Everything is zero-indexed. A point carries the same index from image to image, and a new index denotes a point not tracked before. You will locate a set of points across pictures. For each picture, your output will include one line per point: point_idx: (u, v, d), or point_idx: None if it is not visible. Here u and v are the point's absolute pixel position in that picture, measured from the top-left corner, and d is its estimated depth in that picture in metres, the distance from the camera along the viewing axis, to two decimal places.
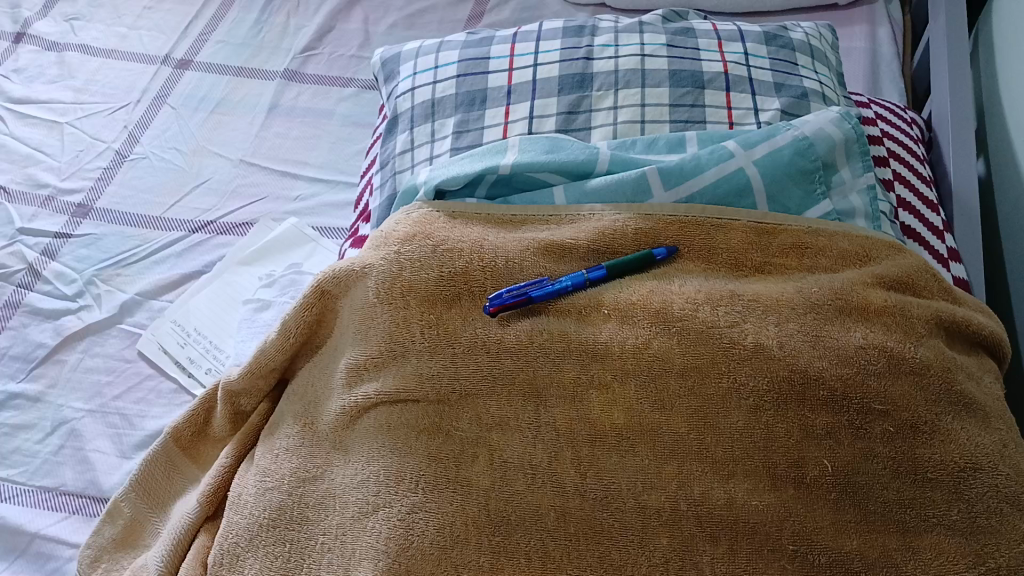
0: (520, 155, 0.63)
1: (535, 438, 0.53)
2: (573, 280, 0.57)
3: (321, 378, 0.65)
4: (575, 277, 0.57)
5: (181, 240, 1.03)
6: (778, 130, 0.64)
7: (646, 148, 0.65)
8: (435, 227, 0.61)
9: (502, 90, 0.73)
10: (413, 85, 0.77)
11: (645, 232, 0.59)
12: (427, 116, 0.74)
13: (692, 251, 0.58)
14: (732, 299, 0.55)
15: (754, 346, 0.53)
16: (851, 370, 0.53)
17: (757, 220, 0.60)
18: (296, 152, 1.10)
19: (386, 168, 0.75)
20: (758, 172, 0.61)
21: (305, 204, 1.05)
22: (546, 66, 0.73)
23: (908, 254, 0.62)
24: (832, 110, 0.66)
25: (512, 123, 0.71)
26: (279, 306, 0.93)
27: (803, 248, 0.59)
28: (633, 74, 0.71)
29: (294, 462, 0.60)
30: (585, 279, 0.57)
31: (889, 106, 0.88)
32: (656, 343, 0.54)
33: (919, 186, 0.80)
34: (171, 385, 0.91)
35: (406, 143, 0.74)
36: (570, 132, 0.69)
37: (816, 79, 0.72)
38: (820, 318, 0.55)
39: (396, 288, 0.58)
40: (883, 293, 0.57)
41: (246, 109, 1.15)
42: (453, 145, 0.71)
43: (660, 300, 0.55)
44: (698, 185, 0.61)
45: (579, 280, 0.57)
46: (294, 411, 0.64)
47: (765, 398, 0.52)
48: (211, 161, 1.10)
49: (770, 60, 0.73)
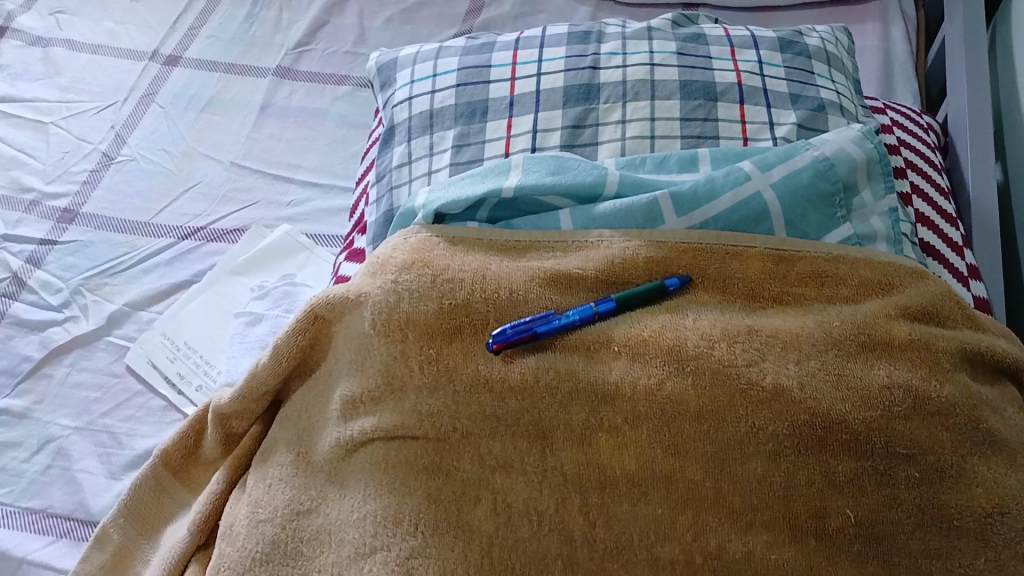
0: (524, 177, 0.59)
1: (541, 482, 0.51)
2: (580, 312, 0.54)
3: (316, 407, 0.62)
4: (582, 309, 0.54)
5: (170, 247, 0.99)
6: (797, 148, 0.59)
7: (656, 167, 0.61)
8: (434, 255, 0.57)
9: (503, 101, 0.69)
10: (411, 94, 0.73)
11: (656, 261, 0.55)
12: (425, 127, 0.71)
13: (705, 281, 0.55)
14: (749, 335, 0.52)
15: (774, 388, 0.50)
16: (876, 414, 0.50)
17: (775, 246, 0.56)
18: (289, 154, 1.07)
19: (383, 182, 0.71)
20: (775, 197, 0.57)
21: (299, 209, 1.01)
22: (550, 76, 0.69)
23: (931, 280, 0.59)
24: (853, 127, 0.61)
25: (515, 137, 0.67)
26: (272, 320, 0.88)
27: (822, 277, 0.56)
28: (642, 84, 0.67)
29: (289, 494, 0.58)
30: (593, 313, 0.54)
31: (905, 111, 0.85)
32: (669, 384, 0.51)
33: (936, 199, 0.76)
34: (161, 403, 0.88)
35: (404, 155, 0.71)
36: (576, 148, 0.65)
37: (833, 89, 0.69)
38: (842, 355, 0.52)
39: (393, 320, 0.55)
40: (906, 325, 0.54)
41: (238, 108, 1.11)
42: (452, 160, 0.68)
43: (672, 337, 0.52)
44: (712, 211, 0.57)
45: (586, 313, 0.54)
46: (286, 437, 0.61)
47: (785, 444, 0.49)
48: (202, 163, 1.06)
49: (785, 69, 0.69)
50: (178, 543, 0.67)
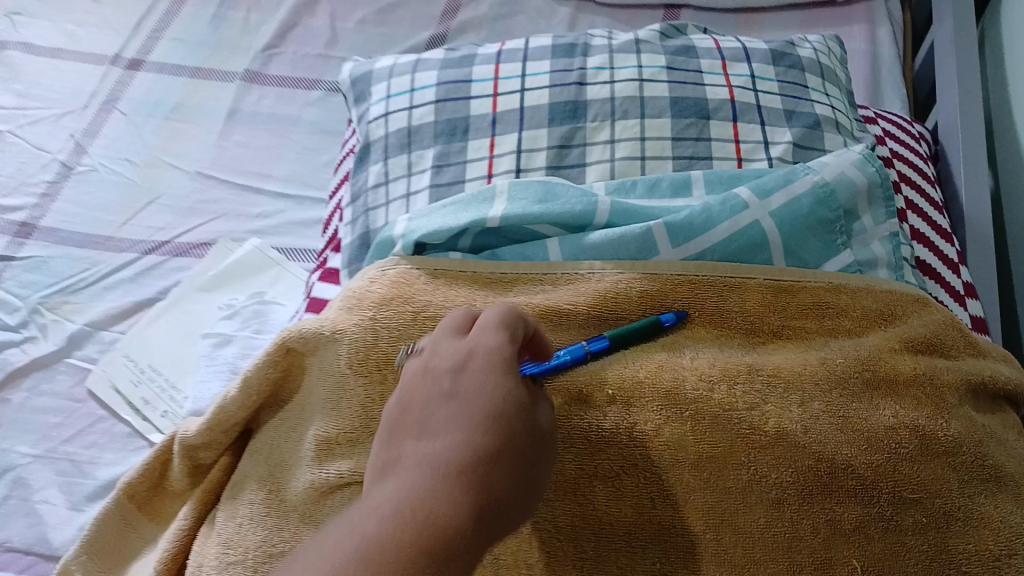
0: (510, 205, 0.56)
1: (532, 534, 0.48)
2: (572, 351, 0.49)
3: (287, 441, 0.61)
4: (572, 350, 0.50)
5: (134, 263, 0.95)
6: (797, 173, 0.57)
7: (647, 191, 0.59)
8: (416, 289, 0.54)
9: (486, 118, 0.66)
10: (387, 109, 0.69)
11: (650, 295, 0.52)
12: (402, 145, 0.67)
13: (702, 315, 0.52)
14: (749, 375, 0.49)
15: (776, 433, 0.48)
16: (883, 457, 0.48)
17: (774, 277, 0.54)
18: (259, 162, 1.02)
19: (358, 203, 0.68)
20: (775, 226, 0.54)
21: (268, 222, 0.97)
22: (535, 92, 0.66)
23: (933, 307, 0.56)
24: (853, 150, 0.59)
25: (499, 157, 0.64)
26: (242, 341, 0.85)
27: (822, 309, 0.53)
28: (631, 102, 0.64)
29: (260, 535, 0.57)
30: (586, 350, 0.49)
31: (896, 121, 0.82)
32: (667, 430, 0.48)
33: (931, 213, 0.74)
34: (126, 430, 0.83)
35: (380, 175, 0.67)
36: (562, 170, 0.63)
37: (828, 104, 0.67)
38: (846, 395, 0.49)
39: (371, 360, 0.52)
40: (911, 359, 0.52)
41: (204, 115, 1.07)
42: (432, 181, 0.64)
43: (670, 379, 0.49)
44: (708, 241, 0.54)
45: (578, 350, 0.49)
46: (257, 473, 0.61)
47: (788, 492, 0.47)
48: (167, 173, 1.02)
49: (779, 83, 0.67)
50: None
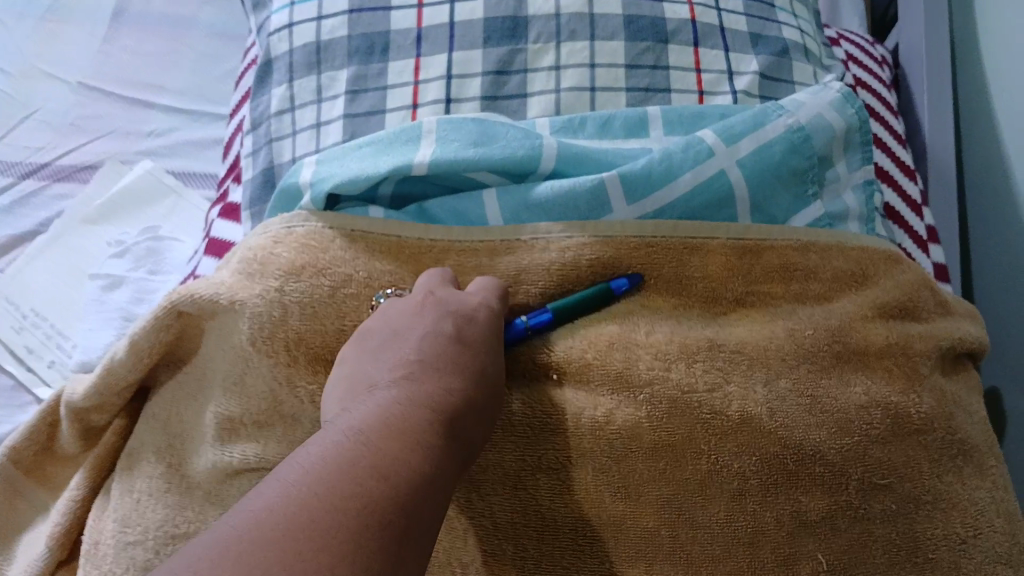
0: (439, 150, 0.47)
1: (467, 531, 0.43)
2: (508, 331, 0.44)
3: (187, 409, 0.54)
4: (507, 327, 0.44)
5: (10, 190, 0.82)
6: (766, 113, 0.50)
7: (597, 132, 0.51)
8: (330, 256, 0.46)
9: (409, 35, 0.56)
10: (290, 19, 0.58)
11: (601, 261, 0.46)
12: (310, 64, 0.57)
13: (658, 282, 0.47)
14: (712, 352, 0.44)
15: (740, 417, 0.43)
16: (852, 441, 0.43)
17: (739, 236, 0.47)
18: (150, 71, 0.89)
19: (260, 131, 0.58)
20: (742, 177, 0.48)
21: (163, 141, 0.86)
22: (466, 4, 0.56)
23: (905, 263, 0.52)
24: (832, 87, 0.52)
25: (425, 84, 0.55)
26: (135, 283, 0.75)
27: (791, 272, 0.48)
28: (579, 20, 0.55)
29: (162, 514, 0.51)
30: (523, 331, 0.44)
31: (860, 43, 0.76)
32: (621, 416, 0.42)
33: (896, 149, 0.68)
34: (8, 382, 0.73)
35: (285, 100, 0.57)
36: (499, 101, 0.55)
37: (797, 27, 0.59)
38: (815, 371, 0.45)
39: (279, 339, 0.44)
40: (882, 327, 0.47)
41: (85, 14, 0.92)
42: (347, 110, 0.55)
43: (622, 358, 0.44)
44: (669, 196, 0.47)
45: (514, 331, 0.44)
46: (155, 443, 0.54)
47: (750, 482, 0.42)
48: (42, 84, 0.88)
49: (744, 0, 0.58)
50: (34, 559, 0.58)
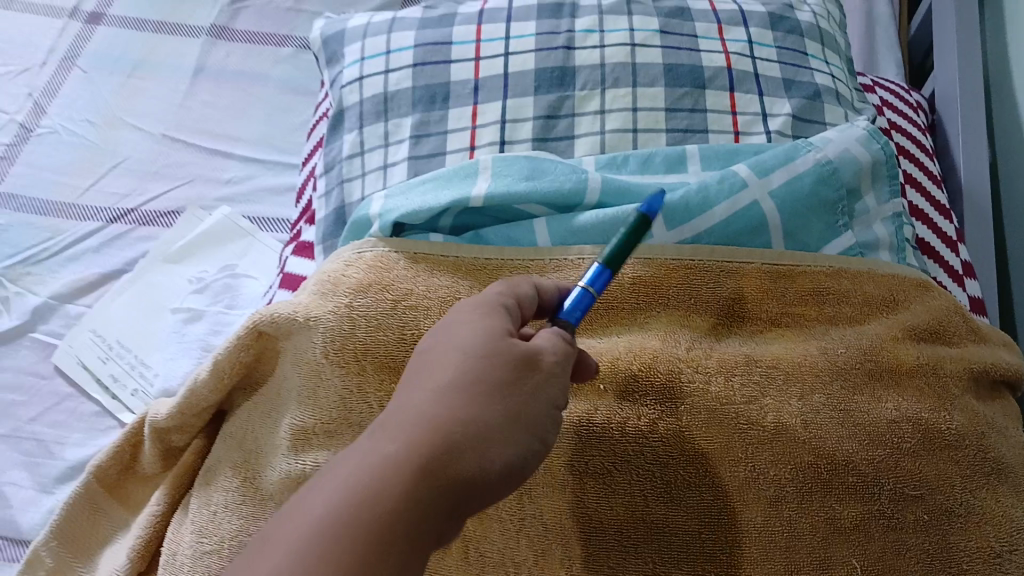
0: (495, 183, 0.52)
1: (519, 531, 0.46)
2: (578, 308, 0.41)
3: (261, 426, 0.58)
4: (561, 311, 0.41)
5: (98, 231, 0.90)
6: (797, 150, 0.54)
7: (639, 168, 0.55)
8: (394, 275, 0.51)
9: (467, 85, 0.62)
10: (361, 73, 0.65)
11: (644, 281, 0.49)
12: (378, 113, 0.63)
13: (696, 303, 0.50)
14: (749, 366, 0.47)
15: (775, 427, 0.45)
16: (884, 452, 0.46)
17: (773, 261, 0.51)
18: (228, 124, 0.97)
19: (332, 174, 0.64)
20: (775, 208, 0.52)
21: (239, 188, 0.93)
22: (520, 57, 0.62)
23: (934, 291, 0.54)
24: (858, 125, 0.56)
25: (482, 128, 0.60)
26: (212, 317, 0.82)
27: (823, 295, 0.51)
28: (622, 69, 0.61)
29: (237, 523, 0.55)
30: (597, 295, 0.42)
31: (893, 89, 0.79)
32: (663, 425, 0.46)
33: (930, 188, 0.71)
34: (93, 408, 0.80)
35: (355, 144, 0.63)
36: (550, 143, 0.59)
37: (828, 73, 0.64)
38: (848, 387, 0.47)
39: (347, 350, 0.48)
40: (913, 348, 0.50)
41: (169, 72, 1.01)
42: (412, 153, 0.61)
43: (664, 370, 0.47)
44: (706, 224, 0.51)
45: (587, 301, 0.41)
46: (232, 460, 0.58)
47: (787, 490, 0.45)
48: (130, 136, 0.97)
49: (777, 49, 0.63)
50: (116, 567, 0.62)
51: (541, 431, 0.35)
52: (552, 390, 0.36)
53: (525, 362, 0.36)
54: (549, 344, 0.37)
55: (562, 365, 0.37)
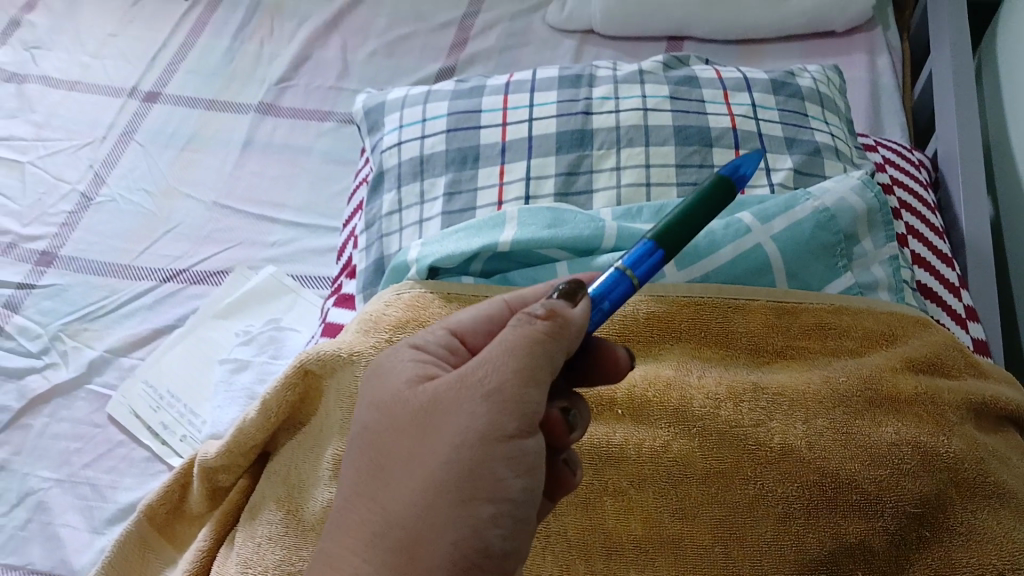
0: (520, 231, 0.58)
1: (544, 548, 0.49)
2: (616, 293, 0.42)
3: (306, 462, 0.62)
4: (596, 293, 0.42)
5: (151, 290, 0.97)
6: (798, 199, 0.59)
7: (654, 216, 0.60)
8: (430, 313, 0.56)
9: (495, 147, 0.68)
10: (400, 139, 0.72)
11: (657, 317, 0.55)
12: (415, 174, 0.69)
13: (706, 336, 0.54)
14: (755, 393, 0.51)
15: (782, 449, 0.49)
16: (885, 472, 0.49)
17: (777, 298, 0.56)
18: (273, 192, 1.05)
19: (372, 229, 0.70)
20: (778, 250, 0.57)
21: (283, 250, 0.99)
22: (543, 121, 0.69)
23: (935, 329, 0.58)
24: (853, 176, 0.62)
25: (509, 184, 0.66)
26: (259, 367, 0.86)
27: (826, 330, 0.55)
28: (636, 130, 0.67)
29: (280, 552, 0.58)
30: (642, 280, 0.43)
31: (896, 149, 0.84)
32: (675, 446, 0.50)
33: (932, 238, 0.75)
34: (144, 453, 0.84)
35: (394, 203, 0.69)
36: (570, 197, 0.65)
37: (828, 132, 0.69)
38: (849, 413, 0.51)
39: None
40: (912, 378, 0.53)
41: (219, 145, 1.10)
42: (445, 208, 0.66)
43: (677, 397, 0.51)
44: (712, 265, 0.57)
45: (631, 289, 0.43)
46: (275, 494, 0.62)
47: (794, 506, 0.48)
48: (182, 203, 1.04)
49: (780, 112, 0.69)
50: None
51: (495, 484, 0.38)
52: (488, 429, 0.38)
53: (443, 431, 0.39)
54: (488, 365, 0.39)
55: (504, 393, 0.38)
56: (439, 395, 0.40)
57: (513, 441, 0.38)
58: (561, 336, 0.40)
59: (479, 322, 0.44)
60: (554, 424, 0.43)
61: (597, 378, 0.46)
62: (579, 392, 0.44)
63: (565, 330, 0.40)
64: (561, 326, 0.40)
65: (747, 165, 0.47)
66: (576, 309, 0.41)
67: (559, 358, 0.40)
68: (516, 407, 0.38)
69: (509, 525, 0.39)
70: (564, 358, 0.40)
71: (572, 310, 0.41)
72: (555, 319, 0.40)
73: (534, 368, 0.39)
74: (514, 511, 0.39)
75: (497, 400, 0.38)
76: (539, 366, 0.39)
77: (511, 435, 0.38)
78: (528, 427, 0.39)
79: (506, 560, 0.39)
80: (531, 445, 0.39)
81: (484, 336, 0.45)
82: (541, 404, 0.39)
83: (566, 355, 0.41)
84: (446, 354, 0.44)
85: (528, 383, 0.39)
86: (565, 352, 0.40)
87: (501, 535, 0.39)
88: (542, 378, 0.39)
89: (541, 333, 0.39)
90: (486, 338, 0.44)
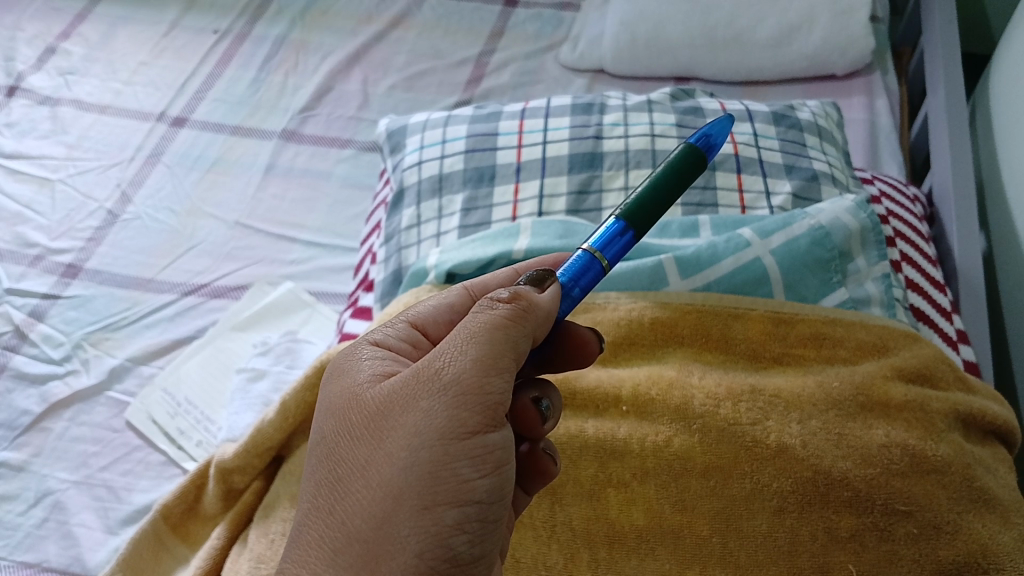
0: (532, 240, 0.62)
1: (550, 537, 0.51)
2: (588, 278, 0.46)
3: None
4: (567, 280, 0.45)
5: (173, 303, 1.00)
6: (795, 218, 0.65)
7: (659, 233, 0.67)
8: None
9: (511, 167, 0.72)
10: (420, 158, 0.76)
11: (661, 322, 0.59)
12: (434, 191, 0.74)
13: (707, 340, 0.59)
14: (754, 394, 0.54)
15: (777, 446, 0.51)
16: (876, 471, 0.51)
17: (774, 309, 0.60)
18: (293, 214, 1.09)
19: (391, 242, 0.74)
20: (775, 262, 0.62)
21: (302, 268, 1.03)
22: (556, 144, 0.73)
23: (925, 343, 0.60)
24: (847, 200, 0.67)
25: (522, 202, 0.70)
26: (275, 375, 0.87)
27: (820, 340, 0.59)
28: (643, 153, 0.71)
29: None
30: (610, 262, 0.46)
31: (892, 182, 0.86)
32: (677, 441, 0.52)
33: (925, 266, 0.78)
34: (160, 457, 0.86)
35: (413, 218, 0.73)
36: (581, 213, 0.69)
37: (825, 161, 0.73)
38: (842, 414, 0.54)
39: None
40: (902, 386, 0.56)
41: (243, 169, 1.14)
42: (461, 222, 0.70)
43: (679, 395, 0.54)
44: (715, 274, 0.61)
45: (601, 273, 0.46)
46: (291, 492, 0.61)
47: (789, 500, 0.50)
48: (206, 222, 1.08)
49: (780, 140, 0.74)
50: None
51: (459, 484, 0.39)
52: (450, 427, 0.39)
53: (402, 434, 0.40)
54: (449, 357, 0.41)
55: (462, 386, 0.40)
56: (399, 394, 0.42)
57: (475, 438, 0.40)
58: (525, 320, 0.42)
59: (440, 310, 0.48)
60: (527, 414, 0.45)
61: (566, 363, 0.50)
62: (551, 380, 0.46)
63: (527, 315, 0.42)
64: (523, 310, 0.42)
65: (718, 133, 0.51)
66: (544, 294, 0.44)
67: (523, 342, 0.42)
68: (478, 400, 0.40)
69: (476, 529, 0.39)
70: (529, 342, 0.42)
71: (537, 295, 0.43)
72: (518, 302, 0.42)
73: (493, 358, 0.41)
74: (479, 512, 0.40)
75: (454, 395, 0.40)
76: (500, 354, 0.41)
77: (474, 432, 0.40)
78: (491, 421, 0.40)
79: (474, 567, 0.40)
80: (495, 440, 0.40)
81: (446, 324, 0.48)
82: (504, 393, 0.41)
83: (533, 340, 0.43)
84: (410, 348, 0.47)
85: (490, 373, 0.40)
86: (528, 337, 0.42)
87: (469, 541, 0.39)
88: (505, 365, 0.41)
89: (502, 318, 0.42)
90: (446, 326, 0.48)
